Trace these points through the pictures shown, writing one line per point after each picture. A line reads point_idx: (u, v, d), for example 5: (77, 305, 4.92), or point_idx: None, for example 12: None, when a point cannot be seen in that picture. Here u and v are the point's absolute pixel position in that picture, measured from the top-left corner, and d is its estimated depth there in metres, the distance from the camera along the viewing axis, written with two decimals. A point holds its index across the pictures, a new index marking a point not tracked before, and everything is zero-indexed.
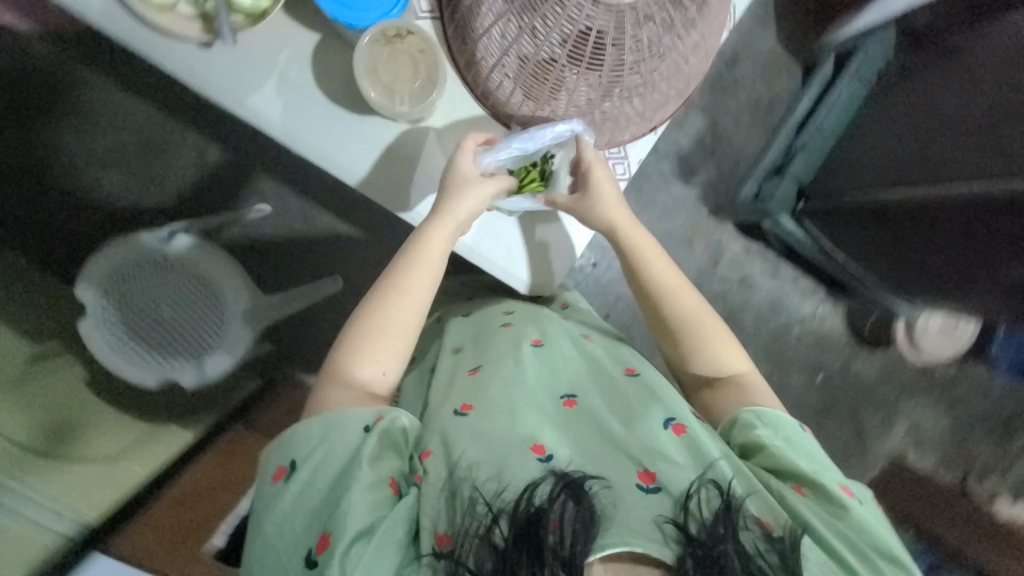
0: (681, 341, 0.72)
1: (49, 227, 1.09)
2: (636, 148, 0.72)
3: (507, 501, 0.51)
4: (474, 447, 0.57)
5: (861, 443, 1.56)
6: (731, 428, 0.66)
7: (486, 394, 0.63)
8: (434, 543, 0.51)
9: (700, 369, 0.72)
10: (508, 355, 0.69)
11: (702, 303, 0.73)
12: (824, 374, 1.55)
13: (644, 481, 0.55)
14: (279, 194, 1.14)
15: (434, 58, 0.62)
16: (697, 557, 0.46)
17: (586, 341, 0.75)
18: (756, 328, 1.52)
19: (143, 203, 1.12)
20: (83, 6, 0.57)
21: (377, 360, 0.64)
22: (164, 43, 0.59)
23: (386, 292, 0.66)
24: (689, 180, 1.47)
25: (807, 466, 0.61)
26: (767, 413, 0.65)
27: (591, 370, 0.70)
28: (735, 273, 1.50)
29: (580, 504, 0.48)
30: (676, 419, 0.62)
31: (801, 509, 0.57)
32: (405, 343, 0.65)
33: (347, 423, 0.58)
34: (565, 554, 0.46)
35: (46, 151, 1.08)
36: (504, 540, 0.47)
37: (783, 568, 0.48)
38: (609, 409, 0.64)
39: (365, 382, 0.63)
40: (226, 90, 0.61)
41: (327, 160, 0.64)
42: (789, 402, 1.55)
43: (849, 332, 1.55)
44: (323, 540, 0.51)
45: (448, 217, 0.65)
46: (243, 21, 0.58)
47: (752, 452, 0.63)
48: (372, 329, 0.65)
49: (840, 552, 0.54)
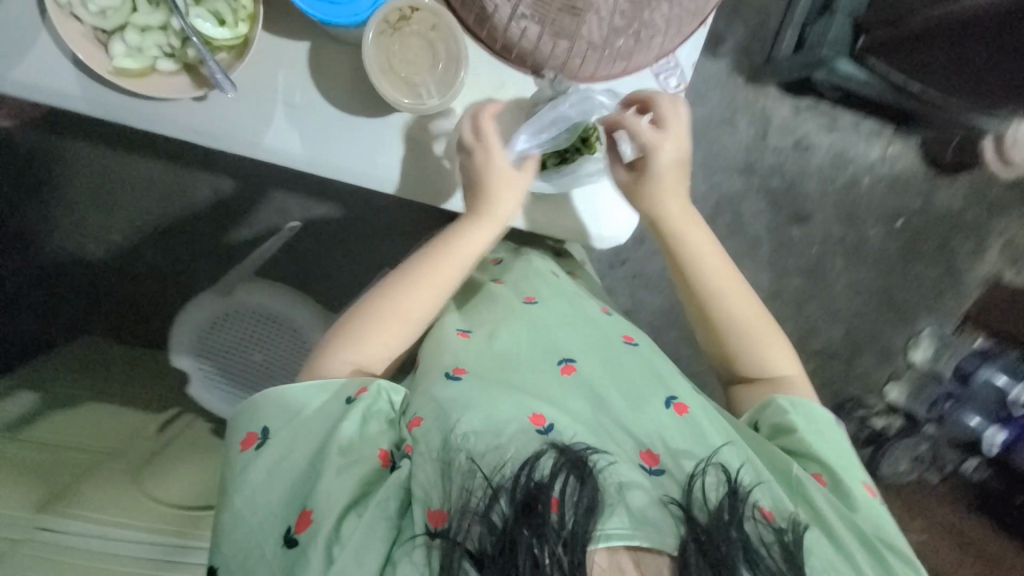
0: (729, 337, 0.70)
1: (110, 309, 1.11)
2: (686, 51, 0.65)
3: (505, 479, 0.49)
4: (470, 415, 0.54)
5: (954, 276, 1.49)
6: (764, 409, 0.67)
7: (477, 361, 0.61)
8: (426, 522, 0.49)
9: (745, 364, 0.70)
10: (507, 322, 0.65)
11: (758, 306, 0.70)
12: (905, 218, 1.44)
13: (646, 462, 0.55)
14: (307, 209, 1.12)
15: (449, 30, 0.54)
16: (700, 542, 0.46)
17: (586, 300, 0.71)
18: (822, 191, 1.39)
19: (182, 259, 1.11)
20: (64, 99, 0.52)
21: (373, 339, 0.62)
22: (158, 111, 0.54)
23: (389, 282, 0.63)
24: (717, 52, 1.29)
25: (830, 458, 0.63)
26: (805, 405, 0.65)
27: (591, 332, 0.66)
28: (789, 139, 1.35)
29: (586, 484, 0.47)
30: (678, 398, 0.62)
31: (816, 496, 0.58)
32: (405, 329, 0.62)
33: (327, 387, 0.58)
34: (566, 532, 0.44)
35: (78, 239, 1.09)
36: (502, 521, 0.45)
37: (784, 558, 0.48)
38: (610, 379, 0.62)
39: (356, 357, 0.61)
40: (238, 138, 0.56)
41: (365, 177, 0.59)
42: (869, 257, 1.46)
43: (927, 166, 1.41)
44: (302, 520, 0.51)
45: (487, 215, 0.61)
46: (230, 57, 0.51)
47: (784, 432, 0.65)
48: (376, 304, 0.62)
49: (842, 540, 0.56)
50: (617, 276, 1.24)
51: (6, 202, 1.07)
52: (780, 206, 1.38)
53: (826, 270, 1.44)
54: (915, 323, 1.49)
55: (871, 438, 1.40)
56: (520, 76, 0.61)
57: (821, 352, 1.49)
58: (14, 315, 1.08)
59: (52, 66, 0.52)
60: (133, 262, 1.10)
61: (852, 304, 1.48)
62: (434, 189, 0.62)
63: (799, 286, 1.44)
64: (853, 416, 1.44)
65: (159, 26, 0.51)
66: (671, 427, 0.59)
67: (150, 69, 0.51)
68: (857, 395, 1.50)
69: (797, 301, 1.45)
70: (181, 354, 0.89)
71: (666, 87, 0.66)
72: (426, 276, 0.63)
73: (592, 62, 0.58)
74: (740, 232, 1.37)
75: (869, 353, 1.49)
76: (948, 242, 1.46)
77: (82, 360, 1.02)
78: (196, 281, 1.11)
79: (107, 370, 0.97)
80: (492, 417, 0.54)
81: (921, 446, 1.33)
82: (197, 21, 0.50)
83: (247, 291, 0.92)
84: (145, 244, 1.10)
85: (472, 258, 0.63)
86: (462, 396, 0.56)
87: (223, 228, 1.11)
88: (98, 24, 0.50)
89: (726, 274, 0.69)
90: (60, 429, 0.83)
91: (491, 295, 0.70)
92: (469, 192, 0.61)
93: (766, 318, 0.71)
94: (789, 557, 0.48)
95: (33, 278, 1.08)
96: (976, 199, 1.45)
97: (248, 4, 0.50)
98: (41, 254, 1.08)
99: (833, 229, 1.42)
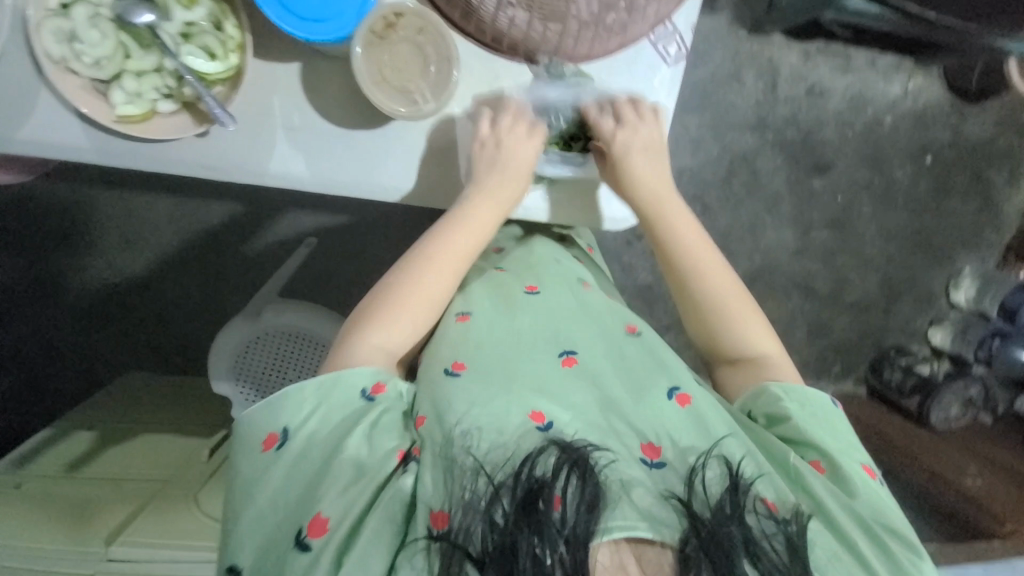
0: (707, 314, 0.65)
1: (148, 343, 1.15)
2: (682, 16, 0.63)
3: (506, 476, 0.46)
4: (477, 410, 0.52)
5: (989, 207, 1.44)
6: (755, 398, 0.61)
7: (480, 353, 0.57)
8: (428, 524, 0.46)
9: (725, 344, 0.64)
10: (503, 311, 0.62)
11: (733, 279, 0.66)
12: (933, 154, 1.37)
13: (648, 455, 0.51)
14: (321, 223, 1.14)
15: (436, 32, 0.54)
16: (700, 541, 0.43)
17: (584, 287, 0.67)
18: (842, 136, 1.32)
19: (209, 287, 1.14)
20: (73, 151, 0.53)
21: (391, 325, 0.59)
22: (163, 150, 0.55)
23: (409, 268, 0.61)
24: (715, 6, 1.22)
25: (833, 446, 0.57)
26: (791, 389, 0.60)
27: (594, 322, 0.63)
28: (801, 86, 1.28)
29: (587, 482, 0.45)
30: (681, 389, 0.57)
31: (817, 487, 0.53)
32: (426, 314, 0.60)
33: (345, 380, 0.54)
34: (569, 532, 0.42)
35: (107, 279, 1.12)
36: (504, 520, 0.43)
37: (790, 555, 0.45)
38: (612, 370, 0.59)
39: (381, 346, 0.58)
40: (243, 168, 0.56)
41: (370, 189, 0.59)
42: (899, 200, 1.39)
43: (951, 96, 1.34)
44: (315, 524, 0.48)
45: (495, 198, 0.61)
46: (225, 89, 0.53)
47: (777, 423, 0.59)
48: (397, 293, 0.60)
49: (848, 534, 0.51)
50: (635, 252, 1.23)
51: (34, 254, 1.10)
52: (798, 158, 1.32)
53: (853, 219, 1.38)
54: (955, 263, 1.45)
55: (917, 386, 1.34)
56: (515, 66, 0.60)
57: (856, 304, 1.44)
58: (58, 361, 1.13)
59: (57, 121, 0.52)
60: (164, 296, 1.14)
61: (885, 250, 1.42)
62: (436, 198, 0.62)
63: (826, 239, 1.38)
64: (897, 366, 1.41)
65: (153, 69, 0.52)
66: (671, 419, 0.55)
67: (150, 112, 0.53)
68: (897, 344, 1.48)
69: (826, 255, 1.40)
70: (219, 379, 0.88)
71: (665, 55, 0.64)
72: (438, 256, 0.61)
73: (588, 38, 0.57)
74: (758, 190, 1.32)
75: (907, 298, 1.46)
76: (982, 174, 1.41)
77: (131, 393, 1.06)
78: (225, 305, 1.15)
79: (149, 408, 1.00)
80: (496, 415, 0.51)
81: (973, 389, 1.24)
82: (189, 58, 0.51)
83: (275, 312, 0.89)
84: (173, 277, 1.13)
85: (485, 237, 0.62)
86: (465, 392, 0.53)
87: (245, 252, 1.14)
88: (94, 75, 0.51)
89: (703, 249, 0.66)
90: (113, 465, 0.87)
91: (490, 283, 0.66)
92: (483, 174, 0.60)
93: (743, 291, 0.66)
94: (792, 553, 0.45)
95: (72, 322, 1.12)
96: (1007, 123, 1.39)
97: (235, 34, 0.51)
98: (76, 299, 1.12)
99: (857, 175, 1.36)
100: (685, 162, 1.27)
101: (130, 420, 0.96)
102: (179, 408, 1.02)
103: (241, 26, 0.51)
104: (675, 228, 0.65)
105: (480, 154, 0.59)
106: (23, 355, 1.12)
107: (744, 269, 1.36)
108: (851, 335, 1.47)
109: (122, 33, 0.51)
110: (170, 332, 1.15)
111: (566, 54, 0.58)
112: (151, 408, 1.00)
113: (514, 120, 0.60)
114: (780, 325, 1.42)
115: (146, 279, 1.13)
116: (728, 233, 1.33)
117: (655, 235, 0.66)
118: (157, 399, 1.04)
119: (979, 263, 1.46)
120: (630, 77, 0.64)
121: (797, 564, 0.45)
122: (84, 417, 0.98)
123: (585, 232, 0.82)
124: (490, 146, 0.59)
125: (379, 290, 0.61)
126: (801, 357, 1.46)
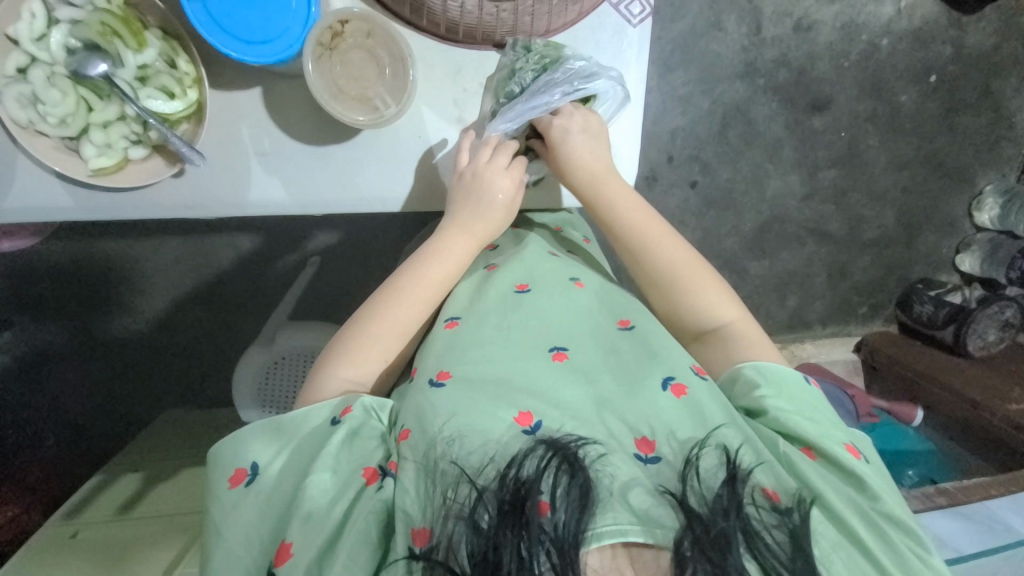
0: (669, 296, 0.64)
1: (174, 382, 1.18)
2: None
3: (489, 480, 0.46)
4: (458, 416, 0.51)
5: (1004, 119, 1.36)
6: (733, 384, 0.59)
7: (464, 359, 0.57)
8: (409, 543, 0.45)
9: (689, 322, 0.64)
10: (491, 311, 0.62)
11: (686, 251, 0.64)
12: (937, 72, 1.30)
13: (641, 450, 0.51)
14: (321, 243, 1.15)
15: (384, 33, 0.53)
16: (695, 535, 0.42)
17: (575, 282, 0.66)
18: (837, 69, 1.26)
19: (223, 319, 1.17)
20: (59, 211, 0.54)
21: (364, 351, 0.58)
22: (142, 197, 0.56)
23: (378, 295, 0.61)
24: None
25: (814, 430, 0.54)
26: (769, 369, 0.58)
27: (583, 317, 0.63)
28: (787, 24, 1.22)
29: (576, 479, 0.44)
30: (677, 378, 0.56)
31: (811, 475, 0.51)
32: (398, 340, 0.60)
33: (317, 412, 0.54)
34: (556, 538, 0.41)
35: (123, 328, 1.15)
36: (488, 524, 0.42)
37: (791, 544, 0.44)
38: (601, 366, 0.58)
39: (350, 378, 0.57)
40: (223, 202, 0.56)
41: (348, 203, 0.59)
42: (907, 125, 1.32)
43: (948, 9, 1.26)
44: (281, 553, 0.48)
45: (460, 213, 0.61)
46: (191, 125, 0.54)
47: (757, 413, 0.56)
48: (367, 320, 0.59)
49: (843, 521, 0.49)
50: None
51: (56, 317, 1.14)
52: (794, 100, 1.27)
53: (861, 153, 1.33)
54: (975, 183, 1.39)
55: (950, 315, 1.25)
56: (477, 54, 0.59)
57: (875, 240, 1.39)
58: (96, 414, 1.17)
59: (38, 185, 0.54)
60: (184, 335, 1.17)
61: (899, 181, 1.36)
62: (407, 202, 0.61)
63: (835, 178, 1.33)
64: (926, 298, 1.34)
65: (117, 118, 0.52)
66: (667, 409, 0.53)
67: (123, 161, 0.53)
68: (924, 276, 1.43)
69: (837, 194, 1.34)
70: (246, 408, 0.89)
71: (629, 16, 0.61)
72: (416, 290, 0.60)
73: (545, 12, 0.56)
74: (757, 139, 1.27)
75: (929, 227, 1.40)
76: (992, 86, 1.33)
77: (170, 429, 1.10)
78: (243, 335, 1.17)
79: (161, 448, 1.03)
80: (479, 420, 0.51)
81: (1009, 311, 1.19)
82: (149, 102, 0.51)
83: (288, 336, 0.90)
84: (190, 317, 1.16)
85: (458, 268, 0.62)
86: (449, 399, 0.53)
87: (253, 281, 1.16)
88: (62, 134, 0.51)
89: (647, 222, 0.64)
90: (161, 502, 0.90)
91: (484, 281, 0.67)
92: (453, 199, 0.61)
93: (697, 262, 0.64)
94: (795, 545, 0.44)
95: (102, 376, 1.16)
96: (1010, 30, 1.31)
97: (189, 69, 0.52)
98: (104, 354, 1.16)
99: (860, 107, 1.30)
100: (677, 122, 1.23)
101: (170, 457, 0.99)
102: (193, 440, 1.04)
103: (194, 61, 0.52)
104: (618, 212, 0.63)
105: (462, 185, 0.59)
106: (61, 413, 1.16)
107: (753, 222, 1.32)
108: (874, 274, 1.42)
109: (80, 88, 0.51)
110: (195, 367, 1.18)
111: (526, 32, 0.58)
112: (162, 448, 1.03)
113: (498, 153, 0.60)
114: (799, 274, 1.38)
115: (166, 323, 1.16)
116: (732, 187, 1.29)
117: (609, 229, 0.64)
118: (168, 437, 1.07)
119: (1001, 180, 1.39)
120: (596, 39, 0.61)
121: (798, 556, 0.43)
122: (126, 460, 1.01)
123: (579, 219, 0.81)
124: (472, 176, 0.59)
125: (353, 319, 0.61)
126: (825, 303, 1.42)
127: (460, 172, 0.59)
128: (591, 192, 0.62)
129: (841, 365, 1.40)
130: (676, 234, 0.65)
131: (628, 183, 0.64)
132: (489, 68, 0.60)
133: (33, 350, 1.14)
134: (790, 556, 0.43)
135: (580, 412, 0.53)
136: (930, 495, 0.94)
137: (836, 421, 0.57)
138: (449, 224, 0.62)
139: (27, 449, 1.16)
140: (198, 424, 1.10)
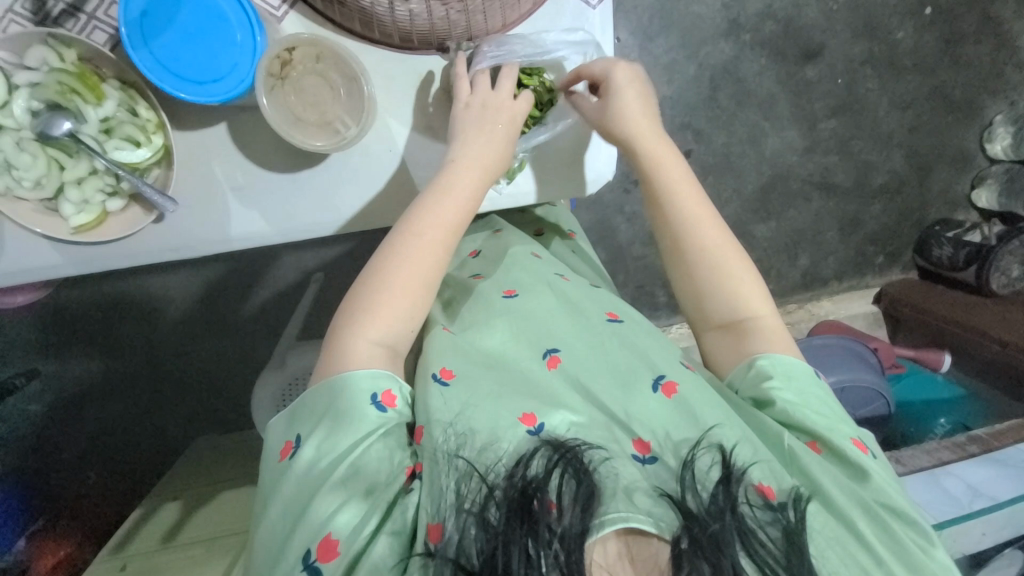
0: (694, 273, 0.60)
1: (201, 408, 1.22)
2: None
3: (499, 479, 0.46)
4: (464, 421, 0.51)
5: (1007, 43, 1.30)
6: (745, 372, 0.57)
7: (466, 360, 0.57)
8: (426, 540, 0.46)
9: (710, 308, 0.60)
10: (484, 313, 0.62)
11: (728, 242, 0.61)
12: (932, 3, 1.23)
13: (639, 451, 0.51)
14: (320, 258, 1.16)
15: (335, 54, 0.53)
16: (692, 535, 0.41)
17: (562, 282, 0.66)
18: (826, 13, 1.21)
19: (240, 344, 1.19)
20: (49, 269, 0.56)
21: (391, 310, 0.55)
22: (127, 246, 0.56)
23: (393, 252, 0.56)
24: None
25: (819, 421, 0.53)
26: (781, 361, 0.56)
27: (574, 314, 0.62)
28: None
29: (580, 481, 0.44)
30: (666, 376, 0.56)
31: (814, 468, 0.51)
32: (420, 296, 0.56)
33: (356, 381, 0.52)
34: (572, 533, 0.41)
35: (146, 362, 1.19)
36: (497, 521, 0.42)
37: (786, 539, 0.43)
38: (592, 368, 0.57)
39: (378, 339, 0.55)
40: (205, 239, 0.57)
41: (320, 226, 0.59)
42: (906, 63, 1.27)
43: None
44: (325, 547, 0.47)
45: (463, 167, 0.57)
46: (162, 170, 0.55)
47: (764, 405, 0.55)
48: (381, 281, 0.56)
49: (841, 510, 0.49)
50: (635, 200, 1.19)
51: (82, 358, 1.17)
52: (783, 52, 1.22)
53: (861, 98, 1.27)
54: (983, 114, 1.33)
55: (971, 255, 1.21)
56: (429, 58, 0.58)
57: (884, 187, 1.35)
58: (132, 446, 1.21)
59: (26, 247, 0.55)
60: (203, 365, 1.20)
61: (904, 121, 1.30)
62: (386, 217, 0.60)
63: (836, 128, 1.28)
64: (944, 240, 1.30)
65: (89, 173, 0.53)
66: (659, 414, 0.53)
67: (101, 215, 0.55)
68: (941, 217, 1.38)
69: (839, 144, 1.30)
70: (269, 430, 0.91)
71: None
72: (427, 232, 0.56)
73: (497, 8, 0.55)
74: (748, 98, 1.23)
75: (941, 165, 1.35)
76: (990, 11, 1.27)
77: (205, 454, 1.13)
78: (261, 356, 1.20)
79: (194, 474, 1.06)
80: (485, 422, 0.51)
81: None
82: (117, 153, 0.52)
83: (299, 356, 0.91)
84: (206, 345, 1.19)
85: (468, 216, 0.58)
86: (452, 401, 0.53)
87: (262, 302, 1.18)
88: (40, 196, 0.53)
89: (698, 202, 0.61)
90: (203, 526, 0.94)
91: (468, 294, 0.66)
92: (462, 134, 0.57)
93: (733, 249, 0.61)
94: (789, 542, 0.43)
95: (133, 410, 1.20)
96: None
97: (150, 115, 0.52)
98: (130, 388, 1.20)
99: (854, 50, 1.24)
100: (664, 92, 1.20)
101: (206, 482, 1.03)
102: (226, 465, 1.08)
103: (153, 106, 0.52)
104: (665, 179, 0.62)
105: (467, 117, 0.57)
106: (99, 449, 1.20)
107: (755, 183, 1.29)
108: (888, 222, 1.37)
109: (49, 149, 0.52)
110: (219, 392, 1.22)
111: (481, 30, 0.57)
112: (195, 474, 1.06)
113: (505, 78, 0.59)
114: (808, 231, 1.34)
115: (185, 353, 1.19)
116: (728, 151, 1.25)
117: (649, 187, 0.63)
118: (201, 462, 1.10)
119: (1012, 107, 1.33)
120: (558, 19, 0.60)
121: (792, 551, 0.42)
122: (166, 489, 1.04)
123: (562, 211, 0.82)
124: (478, 106, 0.57)
125: (364, 275, 0.58)
126: (838, 257, 1.38)
127: (462, 102, 0.57)
128: (649, 164, 0.62)
129: (862, 318, 1.38)
130: (719, 217, 0.61)
131: (680, 152, 0.63)
132: (439, 64, 0.59)
133: (65, 393, 1.18)
134: (785, 554, 0.42)
135: (576, 417, 0.52)
136: (962, 443, 0.92)
137: (845, 414, 0.56)
138: (456, 153, 0.57)
139: (71, 488, 1.20)
140: (226, 449, 1.13)
